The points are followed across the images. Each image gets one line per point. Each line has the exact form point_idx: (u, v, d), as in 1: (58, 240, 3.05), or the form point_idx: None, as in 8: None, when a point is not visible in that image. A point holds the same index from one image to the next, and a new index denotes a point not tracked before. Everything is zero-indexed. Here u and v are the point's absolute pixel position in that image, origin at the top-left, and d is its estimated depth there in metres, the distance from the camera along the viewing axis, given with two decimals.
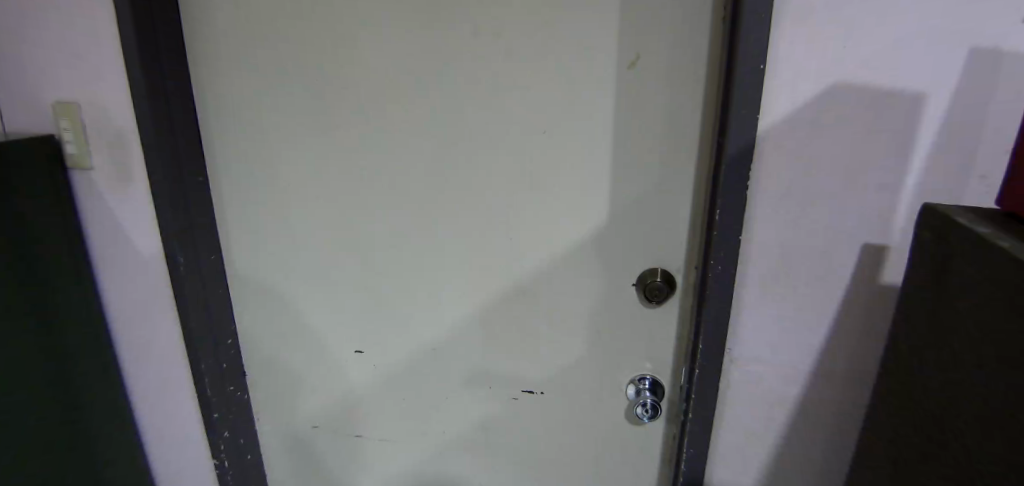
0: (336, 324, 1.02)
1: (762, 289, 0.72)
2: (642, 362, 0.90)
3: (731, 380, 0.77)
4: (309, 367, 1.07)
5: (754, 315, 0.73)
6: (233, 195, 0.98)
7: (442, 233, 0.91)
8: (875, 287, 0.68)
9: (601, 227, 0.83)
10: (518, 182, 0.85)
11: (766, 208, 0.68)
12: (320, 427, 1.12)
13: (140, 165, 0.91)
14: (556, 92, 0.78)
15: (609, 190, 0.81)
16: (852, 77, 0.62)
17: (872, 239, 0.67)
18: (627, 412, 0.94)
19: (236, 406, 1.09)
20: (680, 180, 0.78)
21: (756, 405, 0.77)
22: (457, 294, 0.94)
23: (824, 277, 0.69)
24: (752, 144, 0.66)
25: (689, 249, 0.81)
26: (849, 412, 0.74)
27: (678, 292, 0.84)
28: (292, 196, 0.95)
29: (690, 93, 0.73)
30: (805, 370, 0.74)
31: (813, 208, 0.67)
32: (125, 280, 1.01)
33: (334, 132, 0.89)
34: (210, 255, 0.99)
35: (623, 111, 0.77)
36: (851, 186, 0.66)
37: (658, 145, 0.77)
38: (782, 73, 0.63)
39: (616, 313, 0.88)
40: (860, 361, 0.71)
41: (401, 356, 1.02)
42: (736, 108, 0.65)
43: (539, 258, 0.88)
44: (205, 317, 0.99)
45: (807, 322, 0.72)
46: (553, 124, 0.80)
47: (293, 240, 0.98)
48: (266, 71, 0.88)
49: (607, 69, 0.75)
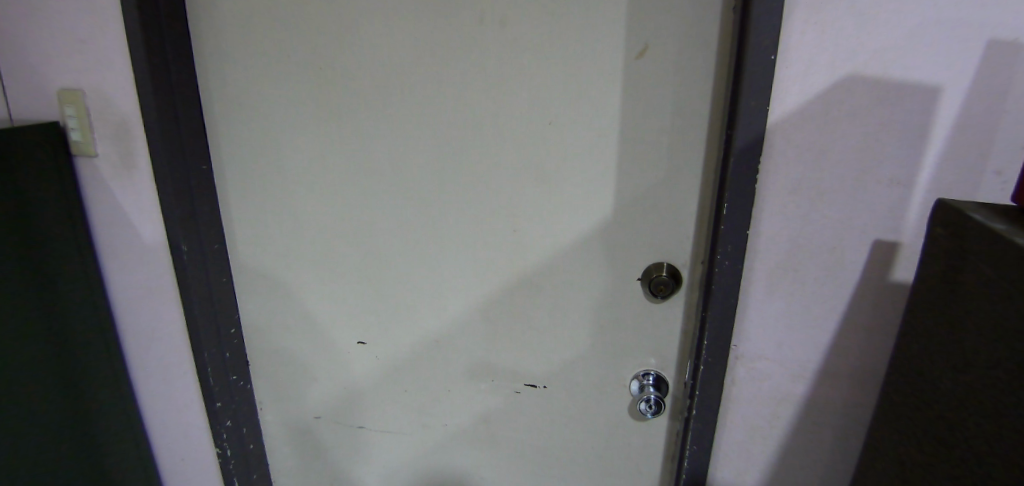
0: (338, 315, 1.02)
1: (770, 284, 0.71)
2: (646, 357, 0.89)
3: (736, 377, 0.76)
4: (311, 359, 1.07)
5: (761, 311, 0.72)
6: (237, 184, 0.97)
7: (445, 225, 0.91)
8: (885, 284, 0.67)
9: (607, 221, 0.83)
10: (523, 174, 0.84)
11: (776, 202, 0.67)
12: (321, 417, 1.12)
13: (144, 153, 0.91)
14: (562, 82, 0.77)
15: (615, 183, 0.80)
16: (865, 69, 0.61)
17: (883, 235, 0.65)
18: (629, 408, 0.93)
19: (238, 396, 1.09)
20: (688, 173, 0.77)
21: (761, 402, 0.76)
22: (460, 286, 0.94)
23: (833, 273, 0.68)
24: (762, 137, 0.64)
25: (697, 244, 0.80)
26: (857, 411, 0.73)
27: (684, 286, 0.83)
28: (296, 187, 0.94)
29: (699, 84, 0.72)
30: (812, 367, 0.73)
31: (823, 203, 0.66)
32: (129, 269, 1.01)
33: (338, 121, 0.88)
34: (214, 244, 0.99)
35: (631, 102, 0.75)
36: (863, 180, 0.64)
37: (666, 136, 0.75)
38: (793, 64, 0.62)
39: (621, 307, 0.87)
40: (868, 358, 0.70)
41: (404, 348, 1.01)
42: (746, 100, 0.63)
43: (543, 250, 0.87)
44: (208, 306, 0.99)
45: (815, 318, 0.70)
46: (560, 115, 0.79)
47: (296, 230, 0.98)
48: (269, 59, 0.87)
49: (615, 59, 0.74)
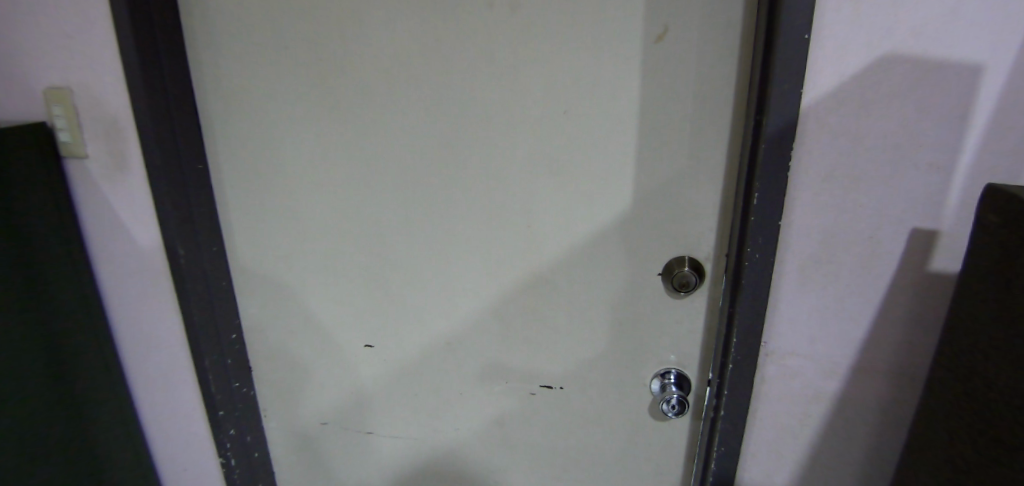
0: (344, 318, 0.99)
1: (801, 278, 0.67)
2: (667, 355, 0.85)
3: (766, 375, 0.73)
4: (317, 363, 1.04)
5: (791, 305, 0.69)
6: (235, 183, 0.93)
7: (455, 221, 0.87)
8: (924, 275, 0.63)
9: (625, 214, 0.79)
10: (538, 166, 0.80)
11: (808, 191, 0.64)
12: (328, 423, 1.08)
13: (136, 152, 0.87)
14: (578, 68, 0.73)
15: (634, 174, 0.76)
16: (904, 47, 0.57)
17: (922, 223, 0.62)
18: (650, 408, 0.90)
19: (242, 403, 1.05)
20: (710, 163, 0.73)
21: (792, 400, 0.73)
22: (471, 286, 0.90)
23: (869, 264, 0.65)
24: (794, 122, 0.61)
25: (720, 235, 0.76)
26: (894, 409, 0.70)
27: (708, 280, 0.79)
28: (298, 185, 0.91)
29: (722, 66, 0.68)
30: (846, 363, 0.69)
31: (859, 189, 0.63)
32: (123, 274, 0.97)
33: (342, 114, 0.84)
34: (213, 246, 0.95)
35: (649, 90, 0.72)
36: (901, 166, 0.61)
37: (688, 123, 0.72)
38: (827, 41, 0.58)
39: (640, 304, 0.84)
40: (906, 353, 0.67)
41: (414, 350, 0.98)
42: (776, 83, 0.60)
43: (558, 247, 0.84)
44: (207, 311, 0.95)
45: (850, 312, 0.67)
46: (576, 103, 0.75)
47: (298, 230, 0.94)
48: (265, 51, 0.83)
49: (631, 43, 0.70)
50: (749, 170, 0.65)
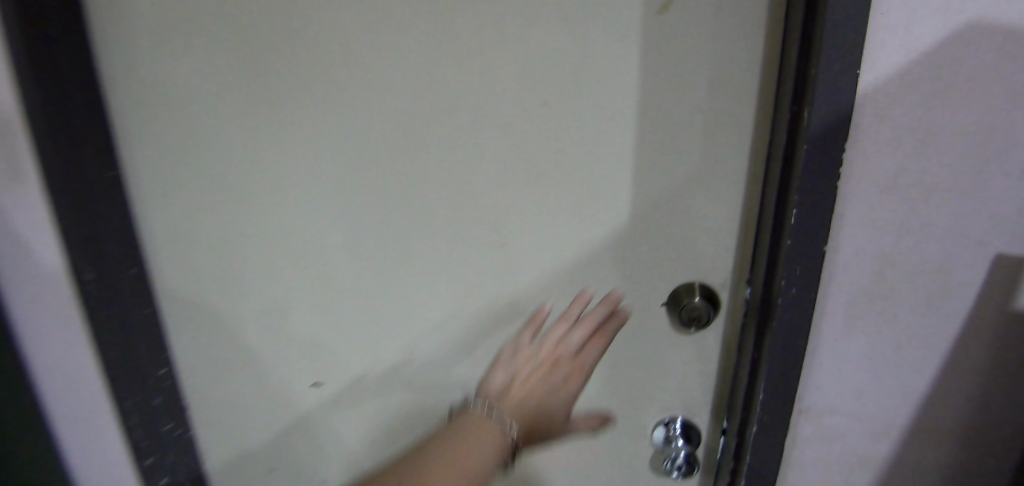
0: (287, 354, 0.83)
1: (849, 321, 0.52)
2: (672, 401, 0.70)
3: (800, 436, 0.58)
4: (259, 404, 0.88)
5: (834, 351, 0.54)
6: (150, 193, 0.74)
7: (416, 242, 0.70)
8: (1007, 316, 0.49)
9: (621, 233, 0.64)
10: (515, 174, 0.64)
11: (860, 208, 0.49)
12: (275, 470, 0.93)
13: (29, 152, 0.67)
14: (563, 49, 0.57)
15: (633, 182, 0.61)
16: (997, 13, 0.42)
17: (1009, 249, 0.47)
18: (649, 459, 0.75)
19: (175, 448, 0.90)
20: (728, 167, 0.58)
21: (830, 465, 0.59)
22: (434, 318, 0.75)
23: (936, 303, 0.50)
24: (848, 115, 0.45)
25: (739, 258, 0.61)
26: (955, 473, 0.56)
27: (722, 312, 0.64)
28: (224, 197, 0.72)
29: (749, 43, 0.53)
30: (899, 422, 0.55)
31: (927, 207, 0.48)
32: (32, 304, 0.76)
33: (274, 110, 0.66)
34: (131, 270, 0.76)
35: (652, 76, 0.56)
36: (986, 174, 0.46)
37: (704, 118, 0.56)
38: (891, 9, 0.43)
39: (640, 340, 0.68)
40: (976, 409, 0.53)
41: (371, 391, 0.83)
42: (827, 61, 0.44)
43: (539, 270, 0.69)
44: (123, 347, 0.78)
45: (908, 361, 0.53)
46: (561, 95, 0.59)
47: (225, 252, 0.76)
48: (169, 23, 0.64)
49: (632, 15, 0.54)
50: (781, 183, 0.50)
